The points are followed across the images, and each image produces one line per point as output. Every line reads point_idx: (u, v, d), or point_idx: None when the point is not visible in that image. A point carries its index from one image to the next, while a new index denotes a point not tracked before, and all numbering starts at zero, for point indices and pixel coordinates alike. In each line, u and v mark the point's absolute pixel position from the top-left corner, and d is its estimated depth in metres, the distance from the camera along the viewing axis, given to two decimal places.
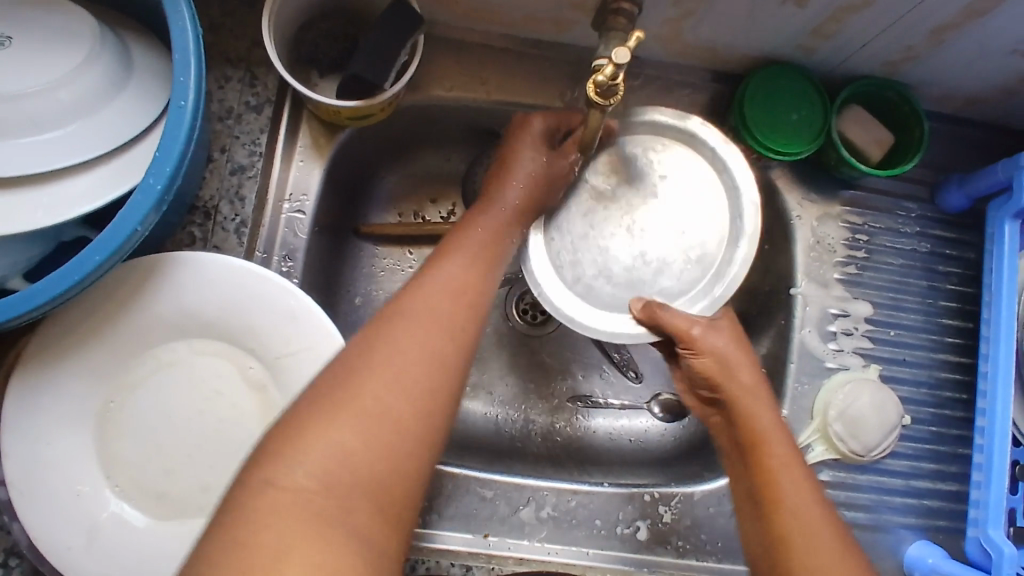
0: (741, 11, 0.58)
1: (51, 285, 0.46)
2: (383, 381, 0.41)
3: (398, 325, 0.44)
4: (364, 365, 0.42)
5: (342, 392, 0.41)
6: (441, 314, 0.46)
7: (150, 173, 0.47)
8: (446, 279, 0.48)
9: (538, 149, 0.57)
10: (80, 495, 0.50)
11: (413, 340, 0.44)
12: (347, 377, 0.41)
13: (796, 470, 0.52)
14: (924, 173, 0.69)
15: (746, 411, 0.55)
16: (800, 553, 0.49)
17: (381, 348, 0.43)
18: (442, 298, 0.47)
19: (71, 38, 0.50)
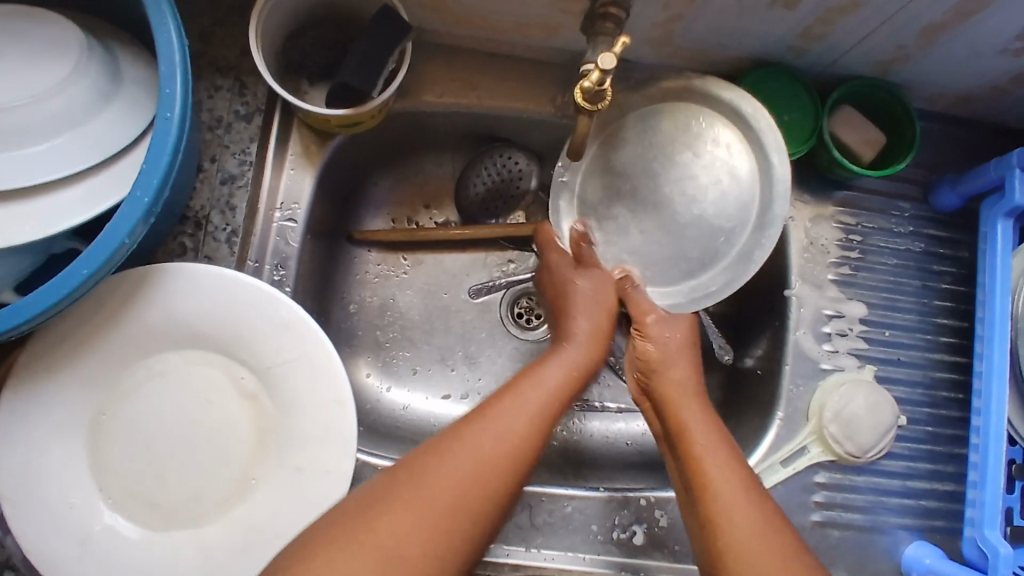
0: (731, 13, 0.58)
1: (40, 298, 0.46)
2: (445, 487, 0.46)
3: (473, 430, 0.49)
4: (422, 476, 0.46)
5: (403, 490, 0.46)
6: (520, 426, 0.50)
7: (138, 186, 0.47)
8: (509, 416, 0.50)
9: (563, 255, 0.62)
10: (74, 507, 0.50)
11: (448, 482, 0.46)
12: (413, 477, 0.46)
13: (719, 453, 0.52)
14: (917, 173, 0.69)
15: (674, 405, 0.57)
16: (721, 535, 0.49)
17: (447, 453, 0.47)
18: (518, 409, 0.51)
19: (59, 51, 0.50)
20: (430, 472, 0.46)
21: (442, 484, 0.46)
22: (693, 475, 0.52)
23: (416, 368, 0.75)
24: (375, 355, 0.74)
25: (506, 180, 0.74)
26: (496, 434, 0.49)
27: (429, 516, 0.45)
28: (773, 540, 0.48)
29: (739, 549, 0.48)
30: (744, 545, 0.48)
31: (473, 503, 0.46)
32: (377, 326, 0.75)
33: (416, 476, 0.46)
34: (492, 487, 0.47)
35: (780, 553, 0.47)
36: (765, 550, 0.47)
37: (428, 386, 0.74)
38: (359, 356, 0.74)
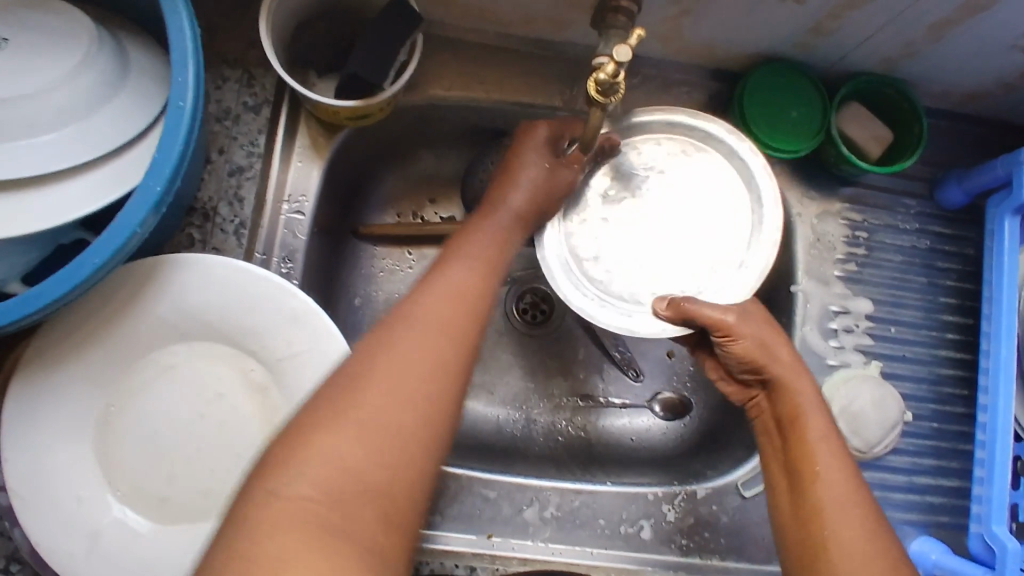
0: (741, 8, 0.58)
1: (50, 288, 0.45)
2: (389, 390, 0.42)
3: (402, 330, 0.45)
4: (364, 380, 0.42)
5: (343, 399, 0.42)
6: (443, 314, 0.46)
7: (149, 175, 0.46)
8: (452, 284, 0.48)
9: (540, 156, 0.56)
10: (82, 500, 0.50)
11: (416, 351, 0.44)
12: (352, 384, 0.42)
13: (831, 445, 0.52)
14: (923, 170, 0.69)
15: (787, 387, 0.54)
16: (824, 527, 0.49)
17: (386, 352, 0.44)
18: (442, 301, 0.47)
19: (69, 41, 0.50)
20: (370, 375, 0.42)
21: (385, 387, 0.42)
22: (804, 462, 0.51)
23: None
24: None
25: None
26: (424, 327, 0.45)
27: (380, 422, 0.41)
28: (876, 539, 0.48)
29: (840, 545, 0.48)
30: (845, 540, 0.48)
31: (418, 399, 0.43)
32: (383, 320, 0.75)
33: (355, 383, 0.42)
34: (436, 378, 0.44)
35: (884, 553, 0.48)
36: (867, 549, 0.48)
37: None
38: None
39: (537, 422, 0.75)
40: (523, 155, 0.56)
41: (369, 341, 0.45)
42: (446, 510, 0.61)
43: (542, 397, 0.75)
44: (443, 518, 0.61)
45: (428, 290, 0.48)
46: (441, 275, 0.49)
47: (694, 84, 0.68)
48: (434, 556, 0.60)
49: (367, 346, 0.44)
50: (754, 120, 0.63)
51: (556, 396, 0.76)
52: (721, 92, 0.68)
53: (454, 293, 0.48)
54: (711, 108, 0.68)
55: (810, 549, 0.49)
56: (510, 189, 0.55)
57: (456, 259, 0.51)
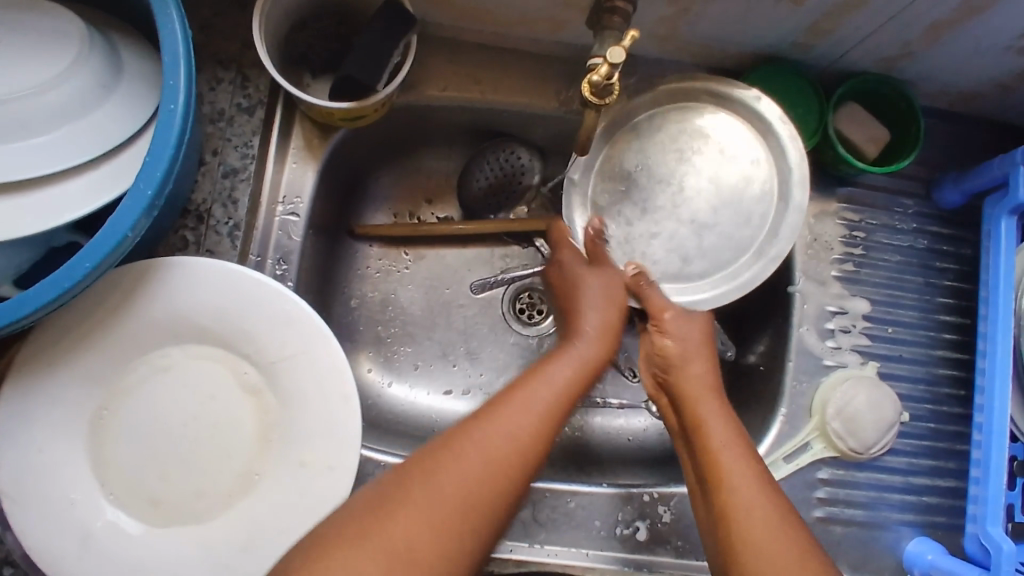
0: (737, 8, 0.57)
1: (41, 292, 0.45)
2: (453, 488, 0.43)
3: (480, 431, 0.46)
4: (402, 501, 0.42)
5: (408, 490, 0.43)
6: (530, 425, 0.47)
7: (141, 179, 0.46)
8: (521, 419, 0.47)
9: (604, 277, 0.58)
10: (74, 503, 0.50)
11: (459, 485, 0.43)
12: (419, 474, 0.44)
13: (735, 448, 0.50)
14: (921, 170, 0.69)
15: (692, 399, 0.54)
16: (735, 528, 0.47)
17: (459, 452, 0.45)
18: (524, 408, 0.48)
19: (59, 42, 0.50)
20: (441, 472, 0.44)
21: (451, 488, 0.43)
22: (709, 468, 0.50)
23: (417, 364, 0.74)
24: (376, 350, 0.74)
25: (509, 174, 0.72)
26: (509, 437, 0.46)
27: (436, 516, 0.42)
28: (785, 531, 0.46)
29: (750, 543, 0.46)
30: (756, 537, 0.46)
31: (481, 507, 0.43)
32: (379, 321, 0.75)
33: (422, 475, 0.43)
34: (502, 486, 0.44)
35: (796, 549, 0.45)
36: (774, 542, 0.45)
37: (429, 382, 0.74)
38: (361, 351, 0.74)
39: None
40: (584, 275, 0.58)
41: (440, 441, 0.46)
42: None
43: None
44: None
45: (522, 394, 0.49)
46: (536, 381, 0.50)
47: None
48: None
49: (443, 441, 0.46)
50: None
51: None
52: None
53: (549, 399, 0.49)
54: None
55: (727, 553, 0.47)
56: (575, 291, 0.58)
57: (553, 363, 0.52)
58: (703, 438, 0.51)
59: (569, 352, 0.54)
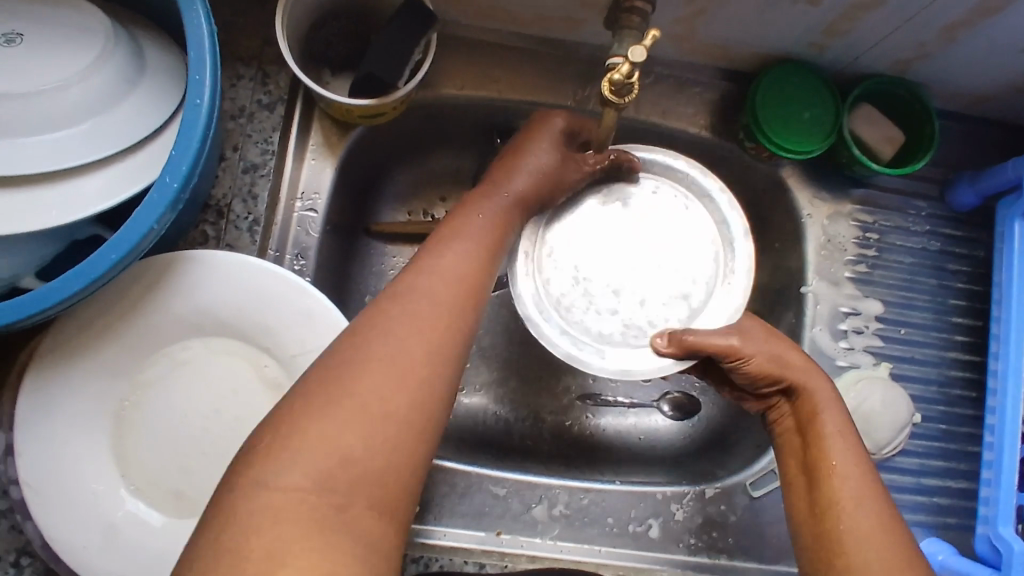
0: (754, 9, 0.58)
1: (67, 284, 0.46)
2: (382, 373, 0.39)
3: (389, 314, 0.42)
4: (357, 362, 0.40)
5: (334, 384, 0.39)
6: (432, 297, 0.44)
7: (166, 172, 0.47)
8: (447, 267, 0.46)
9: (553, 147, 0.55)
10: (96, 495, 0.50)
11: (409, 330, 0.42)
12: (336, 370, 0.39)
13: (855, 458, 0.50)
14: (934, 172, 0.69)
15: (809, 395, 0.54)
16: (844, 537, 0.48)
17: (373, 335, 0.41)
18: (432, 283, 0.45)
19: (85, 38, 0.50)
20: (356, 361, 0.40)
21: (380, 372, 0.39)
22: (823, 472, 0.50)
23: None
24: None
25: None
26: (415, 310, 0.43)
27: (373, 404, 0.38)
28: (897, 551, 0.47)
29: (856, 552, 0.47)
30: (868, 550, 0.47)
31: (412, 380, 0.40)
32: None
33: (345, 368, 0.39)
34: (427, 359, 0.41)
35: (902, 552, 0.47)
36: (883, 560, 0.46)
37: None
38: None
39: (545, 420, 0.75)
40: (525, 142, 0.55)
41: (354, 329, 0.42)
42: (455, 507, 0.61)
43: (550, 396, 0.76)
44: (453, 514, 0.61)
45: (423, 273, 0.45)
46: (432, 260, 0.46)
47: (705, 84, 0.68)
48: (443, 552, 0.60)
49: (354, 328, 0.42)
50: (767, 124, 0.63)
51: (564, 395, 0.76)
52: (733, 93, 0.68)
53: (446, 273, 0.46)
54: (722, 108, 0.68)
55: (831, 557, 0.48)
56: (514, 166, 0.54)
57: (455, 239, 0.49)
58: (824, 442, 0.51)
59: (495, 207, 0.52)
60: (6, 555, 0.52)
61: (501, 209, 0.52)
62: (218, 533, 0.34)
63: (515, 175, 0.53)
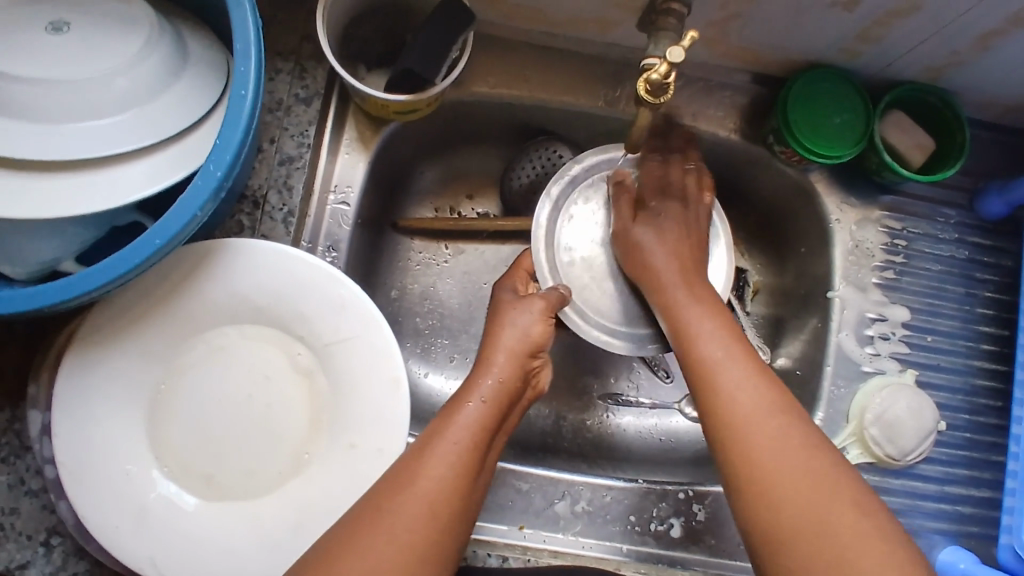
0: (789, 13, 0.58)
1: (111, 268, 0.47)
2: (419, 512, 0.44)
3: (428, 461, 0.47)
4: (367, 535, 0.43)
5: (372, 522, 0.44)
6: (462, 446, 0.48)
7: (210, 161, 0.48)
8: (455, 445, 0.48)
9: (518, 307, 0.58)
10: (130, 475, 0.51)
11: (416, 505, 0.45)
12: (375, 512, 0.44)
13: (725, 345, 0.51)
14: (964, 180, 0.69)
15: (661, 269, 0.57)
16: (733, 421, 0.47)
17: (412, 479, 0.46)
18: (462, 432, 0.49)
19: (132, 28, 0.51)
20: (393, 504, 0.45)
21: (416, 511, 0.44)
22: (702, 368, 0.51)
23: (454, 356, 0.75)
24: (415, 342, 0.75)
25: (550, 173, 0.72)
26: (451, 458, 0.47)
27: (411, 539, 0.44)
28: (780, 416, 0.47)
29: (747, 433, 0.46)
30: (750, 427, 0.46)
31: (441, 521, 0.45)
32: (418, 313, 0.76)
33: (385, 507, 0.45)
34: (456, 505, 0.46)
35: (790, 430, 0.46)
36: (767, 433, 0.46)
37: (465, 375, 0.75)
38: (401, 344, 0.75)
39: (566, 419, 0.75)
40: (504, 319, 0.57)
41: (393, 476, 0.47)
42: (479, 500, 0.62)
43: (572, 395, 0.76)
44: None
45: (450, 423, 0.50)
46: (457, 410, 0.51)
47: (736, 87, 0.68)
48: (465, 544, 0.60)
49: (395, 474, 0.47)
50: (798, 127, 0.63)
51: (585, 394, 0.76)
52: (762, 96, 0.68)
53: (474, 421, 0.50)
54: (752, 111, 0.68)
55: (729, 443, 0.47)
56: (501, 330, 0.57)
57: (460, 410, 0.51)
58: (696, 340, 0.52)
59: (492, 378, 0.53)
60: (35, 534, 0.53)
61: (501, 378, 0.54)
62: None
63: (501, 329, 0.57)
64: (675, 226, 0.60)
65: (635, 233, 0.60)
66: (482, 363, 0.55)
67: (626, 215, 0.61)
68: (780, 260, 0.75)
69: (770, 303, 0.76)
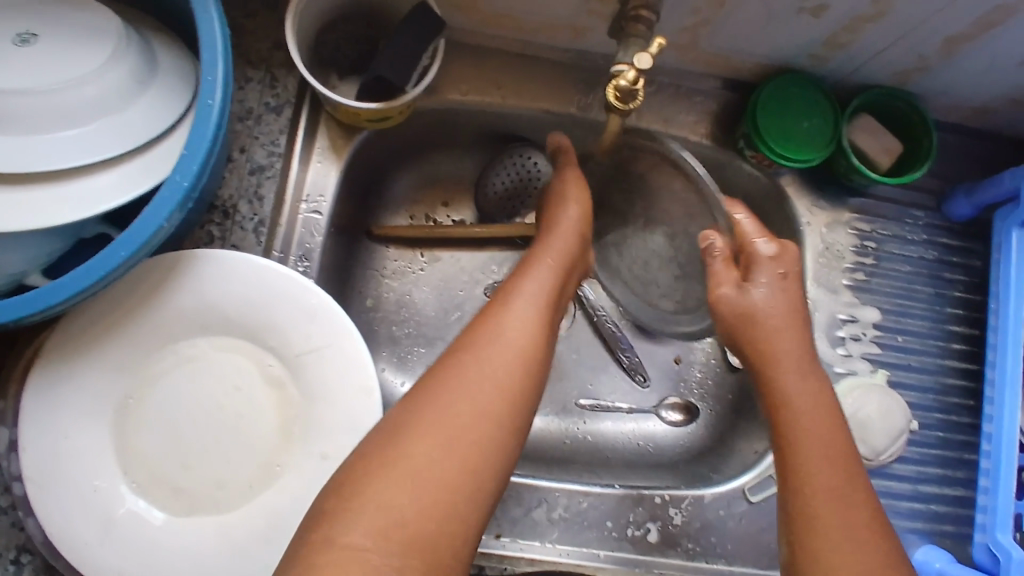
0: (757, 19, 0.59)
1: (75, 279, 0.46)
2: (504, 354, 0.48)
3: (508, 308, 0.52)
4: (427, 415, 0.45)
5: (432, 402, 0.45)
6: (517, 342, 0.49)
7: (177, 171, 0.47)
8: (511, 338, 0.49)
9: (569, 206, 0.61)
10: (99, 490, 0.51)
11: (474, 391, 0.46)
12: (429, 397, 0.46)
13: (812, 396, 0.54)
14: (931, 183, 0.70)
15: (766, 321, 0.56)
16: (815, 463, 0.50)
17: (469, 360, 0.47)
18: (535, 287, 0.54)
19: (98, 37, 0.51)
20: (451, 386, 0.46)
21: (500, 355, 0.48)
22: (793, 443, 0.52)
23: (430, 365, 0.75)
24: (390, 350, 0.75)
25: (524, 180, 0.74)
26: (528, 308, 0.52)
27: (500, 376, 0.47)
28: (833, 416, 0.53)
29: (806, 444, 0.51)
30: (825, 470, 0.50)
31: (527, 359, 0.49)
32: (393, 321, 0.75)
33: (472, 350, 0.48)
34: (537, 348, 0.50)
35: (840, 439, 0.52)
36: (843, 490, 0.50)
37: None
38: (377, 353, 0.74)
39: (544, 424, 0.75)
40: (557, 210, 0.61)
41: (474, 329, 0.50)
42: None
43: (550, 401, 0.76)
44: None
45: (524, 282, 0.55)
46: (512, 305, 0.52)
47: (707, 93, 0.69)
48: None
49: (477, 327, 0.51)
50: (766, 131, 0.63)
51: (563, 399, 0.76)
52: (732, 102, 0.69)
53: (543, 279, 0.55)
54: (722, 117, 0.69)
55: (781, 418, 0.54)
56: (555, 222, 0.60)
57: (515, 305, 0.52)
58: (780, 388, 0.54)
59: (546, 274, 0.56)
60: (4, 552, 0.52)
61: (553, 272, 0.56)
62: (320, 528, 0.41)
63: (559, 220, 0.60)
64: (773, 305, 0.57)
65: (748, 299, 0.56)
66: (541, 245, 0.59)
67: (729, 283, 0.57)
68: None
69: None
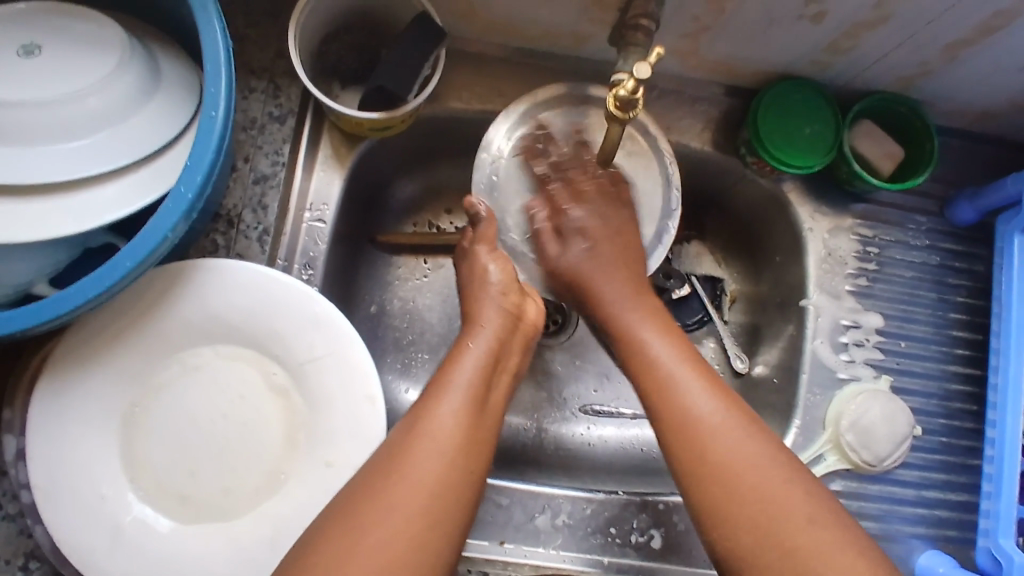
0: (757, 26, 0.59)
1: (81, 290, 0.47)
2: (431, 454, 0.45)
3: (435, 405, 0.48)
4: (376, 505, 0.43)
5: (376, 499, 0.43)
6: (455, 426, 0.47)
7: (181, 182, 0.48)
8: (443, 426, 0.47)
9: (491, 287, 0.58)
10: (105, 498, 0.51)
11: (418, 478, 0.44)
12: (373, 494, 0.44)
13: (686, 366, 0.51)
14: (934, 187, 0.70)
15: (591, 269, 0.59)
16: (690, 423, 0.48)
17: (406, 453, 0.45)
18: (465, 371, 0.51)
19: (102, 50, 0.51)
20: (393, 481, 0.44)
21: (428, 456, 0.45)
22: (670, 411, 0.49)
23: (435, 371, 0.75)
24: (395, 357, 0.75)
25: None
26: (458, 402, 0.49)
27: (425, 483, 0.44)
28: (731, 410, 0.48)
29: (707, 450, 0.47)
30: (712, 433, 0.47)
31: (458, 459, 0.46)
32: (398, 327, 0.76)
33: (399, 459, 0.45)
34: (472, 446, 0.47)
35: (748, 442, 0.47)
36: (742, 450, 0.46)
37: None
38: (382, 360, 0.74)
39: (548, 431, 0.75)
40: (483, 294, 0.58)
41: (402, 429, 0.48)
42: None
43: (553, 406, 0.76)
44: None
45: (451, 372, 0.51)
46: (444, 388, 0.50)
47: (708, 99, 0.69)
48: None
49: (402, 430, 0.47)
50: (768, 137, 0.63)
51: (566, 406, 0.76)
52: (734, 108, 0.69)
53: (474, 367, 0.52)
54: (724, 123, 0.69)
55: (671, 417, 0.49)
56: (486, 296, 0.58)
57: (445, 391, 0.49)
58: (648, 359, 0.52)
59: (471, 359, 0.52)
60: (12, 559, 0.52)
61: (478, 355, 0.53)
62: None
63: (487, 301, 0.58)
64: (600, 225, 0.60)
65: (565, 258, 0.60)
66: (470, 321, 0.57)
67: (551, 248, 0.61)
68: (757, 271, 0.76)
69: (748, 311, 0.77)
